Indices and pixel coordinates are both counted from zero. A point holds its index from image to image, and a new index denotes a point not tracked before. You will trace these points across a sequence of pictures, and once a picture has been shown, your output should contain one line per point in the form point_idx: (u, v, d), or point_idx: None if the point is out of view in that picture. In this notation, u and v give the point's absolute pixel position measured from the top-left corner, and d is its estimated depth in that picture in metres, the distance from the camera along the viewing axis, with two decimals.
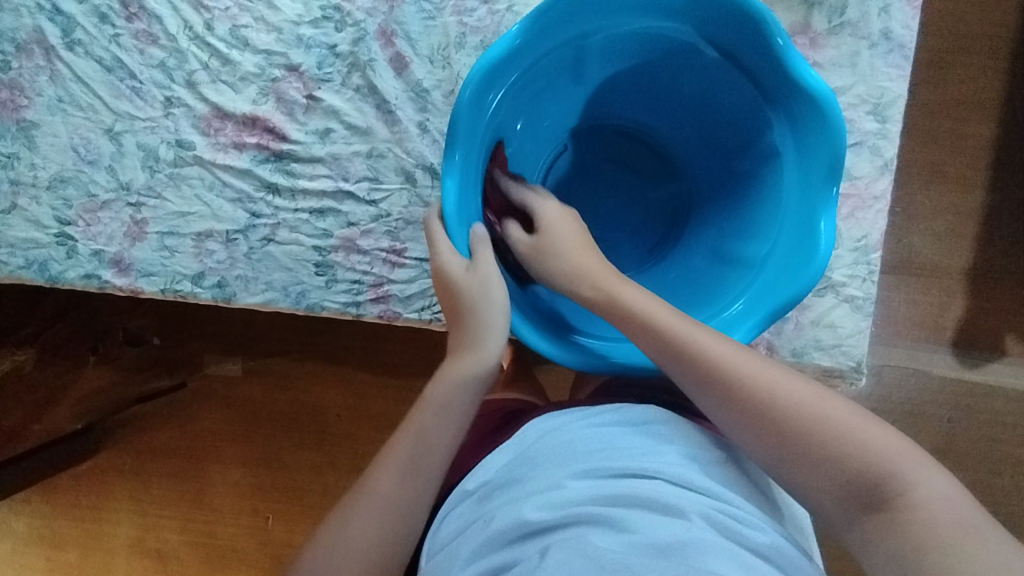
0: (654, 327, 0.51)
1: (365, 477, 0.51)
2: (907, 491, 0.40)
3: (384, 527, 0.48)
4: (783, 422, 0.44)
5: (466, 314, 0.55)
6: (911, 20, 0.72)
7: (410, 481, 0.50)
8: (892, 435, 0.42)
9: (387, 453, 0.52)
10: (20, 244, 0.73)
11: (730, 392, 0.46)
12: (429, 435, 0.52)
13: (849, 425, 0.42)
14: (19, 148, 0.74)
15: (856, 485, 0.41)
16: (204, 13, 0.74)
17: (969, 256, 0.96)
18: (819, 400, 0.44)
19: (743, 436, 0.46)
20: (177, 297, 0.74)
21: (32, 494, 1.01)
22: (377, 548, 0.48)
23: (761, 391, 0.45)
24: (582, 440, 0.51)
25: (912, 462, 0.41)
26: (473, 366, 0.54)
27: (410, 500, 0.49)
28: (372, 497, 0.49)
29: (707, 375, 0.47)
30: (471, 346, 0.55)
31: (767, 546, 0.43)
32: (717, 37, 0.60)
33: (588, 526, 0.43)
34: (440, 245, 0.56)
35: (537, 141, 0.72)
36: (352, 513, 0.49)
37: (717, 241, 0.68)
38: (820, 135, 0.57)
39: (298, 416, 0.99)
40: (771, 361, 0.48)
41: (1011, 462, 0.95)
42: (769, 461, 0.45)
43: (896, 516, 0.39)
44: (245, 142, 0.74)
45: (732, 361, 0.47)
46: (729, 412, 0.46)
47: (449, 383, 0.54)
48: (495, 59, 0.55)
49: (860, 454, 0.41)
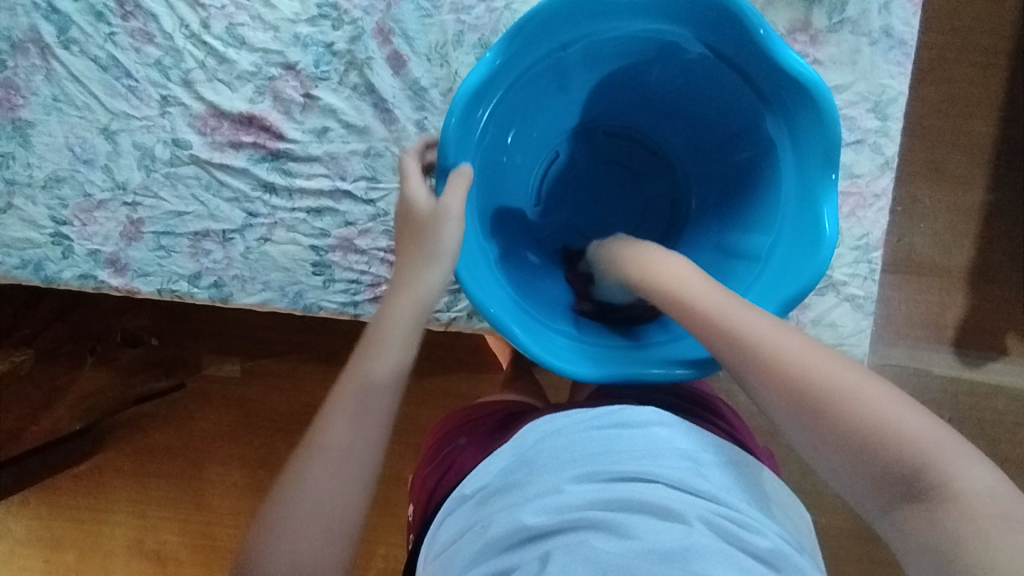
0: (697, 309, 0.49)
1: (312, 431, 0.48)
2: (946, 481, 0.38)
3: (343, 480, 0.46)
4: (825, 404, 0.42)
5: (419, 245, 0.53)
6: (912, 17, 0.71)
7: (364, 425, 0.47)
8: (934, 424, 0.40)
9: (333, 401, 0.48)
10: (16, 244, 0.73)
11: (770, 372, 0.44)
12: (375, 380, 0.48)
13: (892, 412, 0.41)
14: (14, 147, 0.74)
15: (893, 474, 0.40)
16: (200, 11, 0.74)
17: (970, 254, 0.95)
18: (862, 383, 0.42)
19: (783, 416, 0.44)
20: (173, 297, 0.74)
21: (31, 496, 1.01)
22: (340, 500, 0.45)
23: (803, 373, 0.43)
24: (582, 443, 0.50)
25: (956, 453, 0.39)
26: (415, 301, 0.52)
27: (362, 451, 0.47)
28: (326, 449, 0.46)
29: (748, 356, 0.46)
30: (416, 278, 0.53)
31: (768, 550, 0.42)
32: (701, 34, 0.59)
33: (588, 531, 0.42)
34: (412, 181, 0.57)
35: (529, 151, 0.73)
36: (305, 472, 0.46)
37: (720, 232, 0.68)
38: (814, 125, 0.56)
39: (296, 417, 0.99)
40: (815, 342, 0.45)
41: (1012, 462, 0.95)
42: (807, 443, 0.43)
43: (934, 507, 0.38)
44: (241, 141, 0.74)
45: (774, 341, 0.45)
46: (771, 393, 0.44)
47: (393, 320, 0.51)
48: (474, 82, 0.56)
49: (901, 442, 0.40)
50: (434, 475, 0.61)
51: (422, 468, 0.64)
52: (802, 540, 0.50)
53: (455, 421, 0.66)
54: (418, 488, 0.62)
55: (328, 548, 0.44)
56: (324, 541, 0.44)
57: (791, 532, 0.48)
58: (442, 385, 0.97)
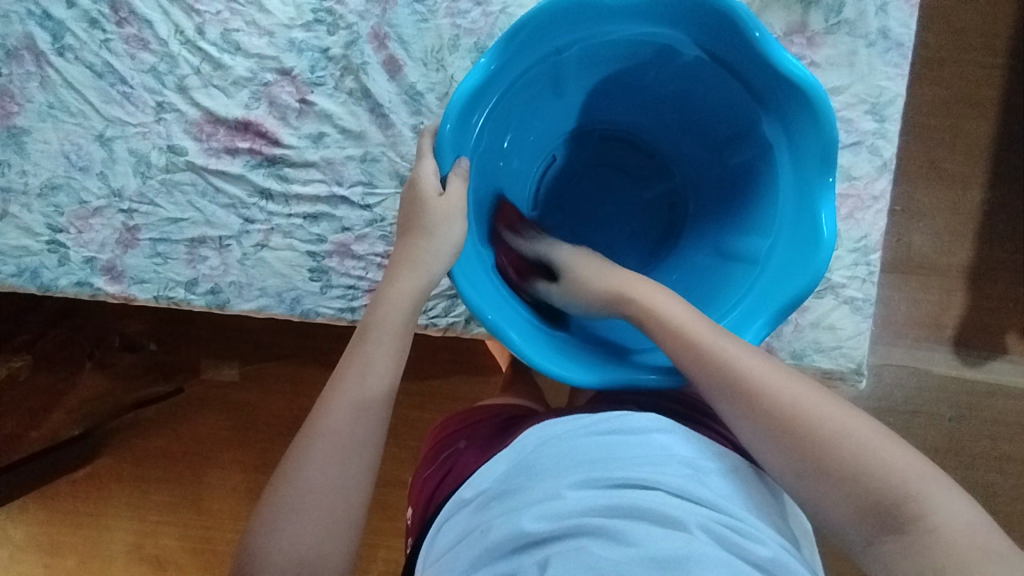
0: (686, 337, 0.50)
1: (311, 420, 0.48)
2: (927, 514, 0.38)
3: (346, 467, 0.46)
4: (805, 436, 0.42)
5: (417, 234, 0.55)
6: (909, 19, 0.71)
7: (365, 413, 0.48)
8: (915, 459, 0.40)
9: (332, 390, 0.49)
10: (11, 251, 0.73)
11: (753, 404, 0.45)
12: (371, 368, 0.50)
13: (871, 444, 0.41)
14: (9, 155, 0.74)
15: (873, 505, 0.39)
16: (195, 17, 0.74)
17: (969, 253, 0.95)
18: (844, 416, 0.42)
19: (764, 449, 0.45)
20: (170, 304, 0.73)
21: (30, 502, 1.01)
22: (343, 487, 0.46)
23: (784, 405, 0.44)
24: (582, 449, 0.50)
25: (937, 488, 0.39)
26: (412, 287, 0.54)
27: (363, 435, 0.48)
28: (328, 435, 0.47)
29: (731, 387, 0.46)
30: (413, 266, 0.55)
31: (768, 559, 0.42)
32: (696, 37, 0.59)
33: (588, 537, 0.42)
34: (426, 155, 0.57)
35: (527, 155, 0.72)
36: (306, 457, 0.46)
37: (719, 234, 0.68)
38: (811, 127, 0.56)
39: (295, 421, 0.98)
40: (799, 375, 0.46)
41: (1013, 461, 0.94)
42: (788, 472, 0.43)
43: (914, 540, 0.38)
44: (237, 147, 0.73)
45: (759, 373, 0.46)
46: (753, 424, 0.45)
47: (389, 306, 0.53)
48: (470, 86, 0.55)
49: (880, 474, 0.40)
50: (432, 480, 0.61)
51: (421, 473, 0.64)
52: (801, 549, 0.50)
53: (452, 426, 0.65)
54: (416, 493, 0.62)
55: (332, 531, 0.45)
56: (329, 524, 0.45)
57: (790, 539, 0.48)
58: (441, 388, 0.97)
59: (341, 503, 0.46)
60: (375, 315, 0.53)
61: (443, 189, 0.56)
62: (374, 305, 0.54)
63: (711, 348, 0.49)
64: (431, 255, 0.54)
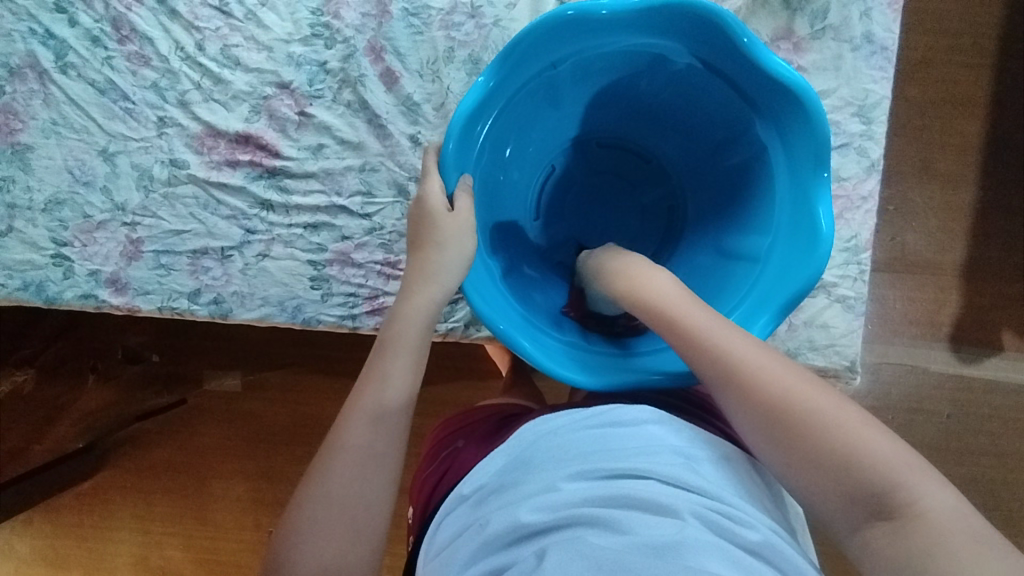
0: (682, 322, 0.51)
1: (330, 433, 0.49)
2: (912, 501, 0.39)
3: (364, 477, 0.47)
4: (802, 425, 0.43)
5: (429, 248, 0.56)
6: (892, 23, 0.73)
7: (382, 422, 0.49)
8: (905, 451, 0.41)
9: (349, 405, 0.50)
10: (18, 266, 0.74)
11: (749, 392, 0.46)
12: (387, 382, 0.51)
13: (863, 435, 0.42)
14: (15, 171, 0.75)
15: (864, 494, 0.40)
16: (195, 34, 0.75)
17: (962, 251, 0.97)
18: (839, 407, 0.43)
19: (757, 437, 0.46)
20: (174, 314, 0.74)
21: (34, 515, 1.01)
22: (364, 497, 0.47)
23: (778, 394, 0.45)
24: (577, 442, 0.51)
25: (922, 474, 0.40)
26: (425, 302, 0.55)
27: (379, 449, 0.49)
28: (348, 448, 0.48)
29: (729, 373, 0.47)
30: (426, 279, 0.55)
31: (759, 544, 0.43)
32: (688, 46, 0.60)
33: (584, 527, 0.43)
34: (431, 173, 0.59)
35: (527, 167, 0.74)
36: (323, 475, 0.47)
37: (719, 235, 0.69)
38: (803, 127, 0.58)
39: (296, 430, 0.99)
40: (801, 369, 0.47)
41: (1011, 457, 0.95)
42: (781, 465, 0.44)
43: (901, 526, 0.39)
44: (238, 159, 0.75)
45: (756, 363, 0.47)
46: (749, 414, 0.46)
47: (404, 321, 0.54)
48: (469, 105, 0.57)
49: (870, 463, 0.41)
50: (433, 478, 0.62)
51: (422, 472, 0.65)
52: (797, 540, 0.50)
53: (452, 425, 0.67)
54: (417, 492, 0.63)
55: (344, 547, 0.46)
56: (340, 540, 0.46)
57: (785, 527, 0.48)
58: (442, 393, 0.98)
59: (362, 513, 0.47)
60: (390, 329, 0.54)
61: (452, 207, 0.58)
62: (389, 321, 0.55)
63: (706, 337, 0.49)
64: (443, 269, 0.56)
